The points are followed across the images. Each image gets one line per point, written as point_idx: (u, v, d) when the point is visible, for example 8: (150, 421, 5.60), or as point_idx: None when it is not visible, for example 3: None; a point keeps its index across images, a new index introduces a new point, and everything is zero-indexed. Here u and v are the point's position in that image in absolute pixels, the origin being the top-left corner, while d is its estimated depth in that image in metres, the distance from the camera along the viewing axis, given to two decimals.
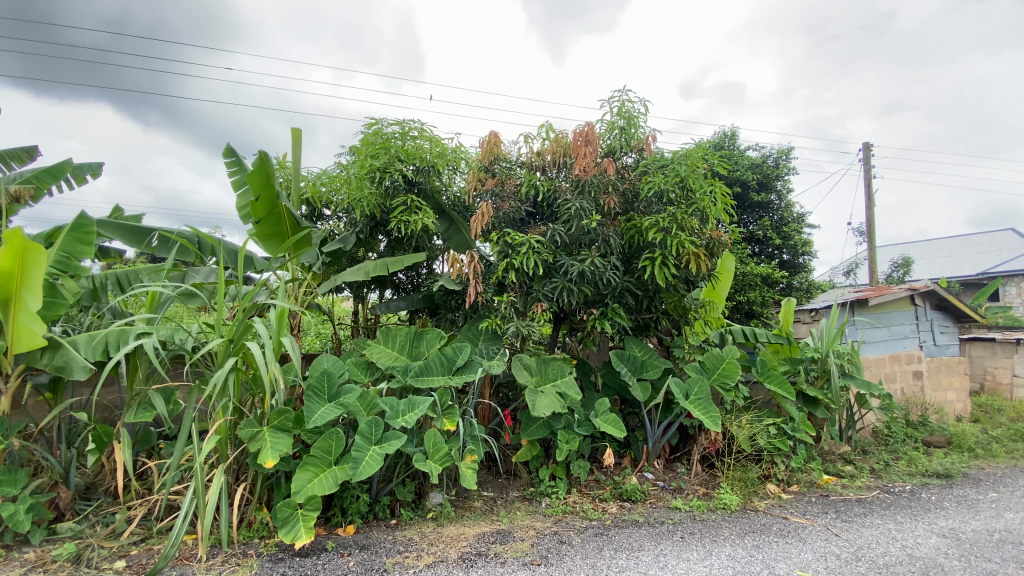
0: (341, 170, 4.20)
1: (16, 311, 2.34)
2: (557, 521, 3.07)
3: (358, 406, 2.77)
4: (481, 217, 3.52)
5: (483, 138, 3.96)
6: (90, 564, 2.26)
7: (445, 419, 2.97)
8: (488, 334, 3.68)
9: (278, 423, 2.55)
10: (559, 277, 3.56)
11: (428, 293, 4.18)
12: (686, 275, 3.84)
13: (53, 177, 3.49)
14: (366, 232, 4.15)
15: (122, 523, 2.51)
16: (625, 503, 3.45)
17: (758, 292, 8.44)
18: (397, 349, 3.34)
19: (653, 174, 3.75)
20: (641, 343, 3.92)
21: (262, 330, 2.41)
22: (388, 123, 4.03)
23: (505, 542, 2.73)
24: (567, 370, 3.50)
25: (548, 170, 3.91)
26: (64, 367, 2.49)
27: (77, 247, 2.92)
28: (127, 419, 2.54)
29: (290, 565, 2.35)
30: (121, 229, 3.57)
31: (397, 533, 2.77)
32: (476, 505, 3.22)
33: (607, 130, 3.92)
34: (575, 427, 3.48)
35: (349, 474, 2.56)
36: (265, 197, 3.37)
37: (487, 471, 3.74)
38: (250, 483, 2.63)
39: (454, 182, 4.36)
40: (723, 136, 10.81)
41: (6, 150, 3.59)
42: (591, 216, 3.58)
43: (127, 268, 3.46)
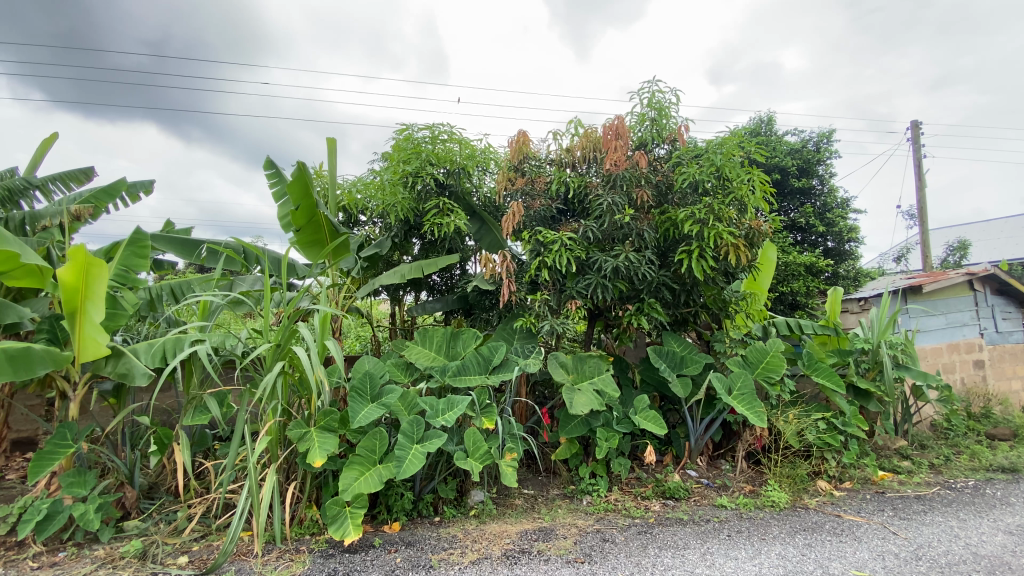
0: (375, 177, 4.31)
1: (82, 322, 2.49)
2: (599, 519, 3.05)
3: (399, 405, 2.83)
4: (512, 216, 3.53)
5: (511, 138, 3.96)
6: (156, 560, 2.39)
7: (484, 418, 2.99)
8: (522, 332, 3.66)
9: (324, 424, 2.64)
10: (593, 274, 3.54)
11: (462, 293, 4.23)
12: (725, 267, 3.75)
13: (109, 196, 3.70)
14: (401, 236, 4.24)
15: (183, 521, 2.64)
16: (668, 500, 3.39)
17: (801, 281, 8.15)
18: (434, 349, 3.38)
19: (687, 165, 3.68)
20: (680, 338, 3.84)
21: (307, 334, 2.51)
22: (418, 128, 4.08)
23: (548, 540, 2.73)
24: (605, 367, 3.45)
25: (578, 165, 3.88)
26: (127, 374, 2.61)
27: (133, 261, 3.10)
28: (184, 422, 2.67)
29: (340, 561, 2.42)
30: (174, 242, 3.76)
31: (441, 530, 2.82)
32: (518, 503, 3.24)
33: (637, 122, 3.86)
34: (614, 425, 3.44)
35: (393, 472, 2.61)
36: (304, 206, 3.49)
37: (527, 468, 3.75)
38: (300, 481, 2.72)
39: (484, 183, 4.39)
40: (760, 122, 10.49)
41: (65, 172, 3.80)
42: (624, 211, 3.52)
43: (180, 278, 3.58)
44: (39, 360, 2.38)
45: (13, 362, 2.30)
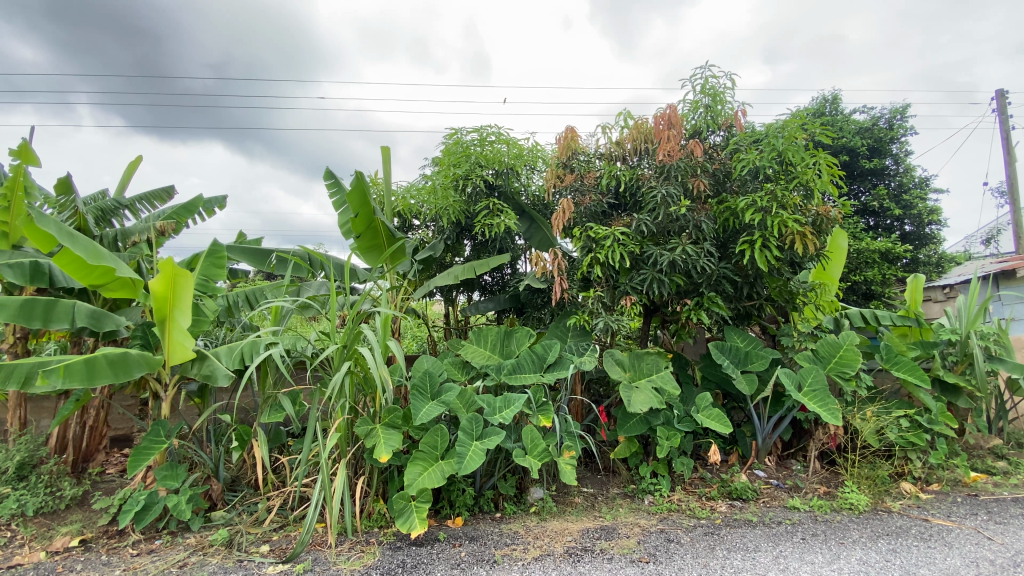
0: (427, 182, 4.42)
1: (171, 328, 2.71)
2: (662, 519, 2.98)
3: (458, 403, 2.89)
4: (562, 213, 3.50)
5: (559, 134, 3.93)
6: (241, 548, 2.57)
7: (541, 416, 2.99)
8: (576, 330, 3.67)
9: (389, 421, 2.74)
10: (649, 268, 3.44)
11: (514, 292, 4.26)
12: (791, 256, 3.57)
13: (189, 212, 4.00)
14: (453, 238, 4.34)
15: (264, 512, 2.82)
16: (735, 501, 3.26)
17: (876, 269, 7.60)
18: (489, 348, 3.43)
19: (745, 151, 3.53)
20: (742, 333, 3.69)
21: (370, 334, 2.63)
22: (467, 131, 4.15)
23: (610, 538, 2.71)
24: (663, 364, 3.36)
25: (629, 158, 3.80)
26: (210, 375, 2.82)
27: (212, 270, 3.34)
28: (262, 419, 2.86)
29: (407, 554, 2.51)
30: (247, 252, 4.02)
31: (502, 526, 2.85)
32: (577, 501, 3.22)
33: (690, 110, 3.73)
34: (675, 424, 3.34)
35: (455, 468, 2.67)
36: (362, 214, 3.62)
37: (586, 467, 3.72)
38: (367, 476, 2.84)
39: (532, 181, 4.41)
40: (824, 102, 9.89)
41: (148, 192, 4.12)
42: (679, 202, 3.41)
43: (254, 286, 3.82)
44: (135, 364, 2.60)
45: (114, 366, 2.53)
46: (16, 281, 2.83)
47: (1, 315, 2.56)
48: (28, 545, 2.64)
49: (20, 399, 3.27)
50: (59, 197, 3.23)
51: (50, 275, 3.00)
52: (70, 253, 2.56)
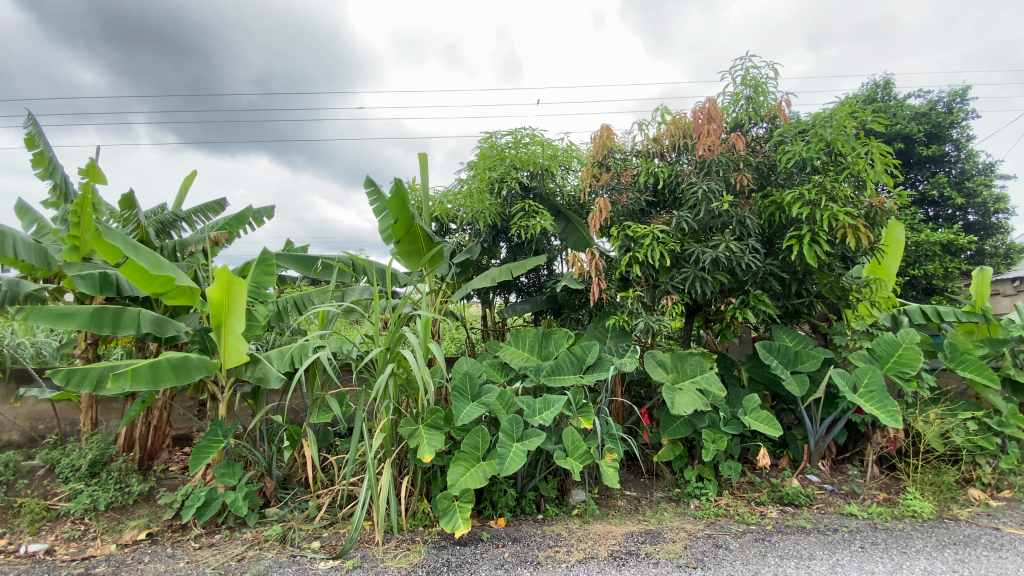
0: (463, 186, 4.48)
1: (226, 333, 2.85)
2: (709, 524, 2.90)
3: (498, 404, 2.91)
4: (599, 213, 3.47)
5: (595, 133, 3.87)
6: (295, 543, 2.68)
7: (581, 418, 2.96)
8: (616, 331, 3.60)
9: (431, 421, 2.79)
10: (690, 266, 3.36)
11: (551, 293, 4.25)
12: (843, 251, 3.41)
13: (240, 222, 4.19)
14: (489, 240, 4.41)
15: (314, 509, 2.92)
16: (787, 507, 3.14)
17: (937, 262, 7.15)
18: (527, 349, 3.43)
19: (791, 143, 3.40)
20: (791, 331, 3.56)
21: (412, 337, 2.69)
22: (501, 135, 4.18)
23: (656, 542, 2.66)
24: (707, 365, 3.26)
25: (667, 154, 3.72)
26: (263, 378, 2.95)
27: (263, 278, 3.49)
28: (312, 419, 2.98)
29: (452, 553, 2.54)
30: (295, 259, 4.17)
31: (545, 528, 2.85)
32: (620, 504, 3.18)
33: (731, 102, 3.63)
34: (721, 426, 3.24)
35: (497, 469, 2.68)
36: (402, 220, 3.69)
37: (628, 470, 3.67)
38: (411, 476, 2.90)
39: (568, 181, 4.39)
40: (875, 88, 9.40)
41: (203, 204, 4.34)
42: (721, 198, 3.31)
43: (301, 292, 3.91)
44: (195, 367, 2.76)
45: (176, 369, 2.69)
46: (87, 291, 3.05)
47: (75, 323, 2.77)
48: (102, 537, 2.83)
49: (92, 400, 3.50)
50: (125, 212, 3.39)
51: (117, 285, 3.21)
52: (134, 264, 2.73)
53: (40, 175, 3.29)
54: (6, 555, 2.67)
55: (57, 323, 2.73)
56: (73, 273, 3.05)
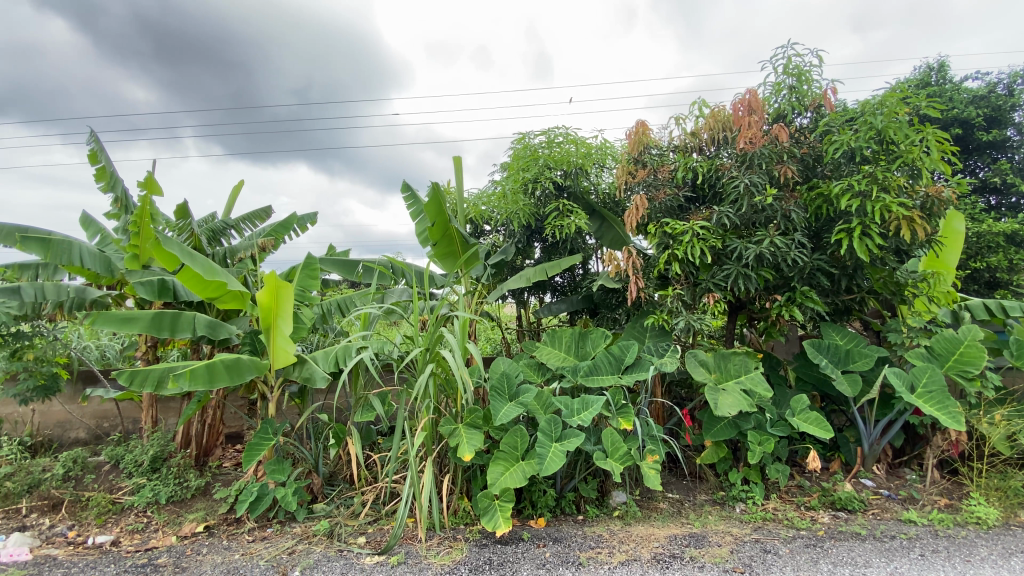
0: (497, 187, 4.51)
1: (275, 335, 2.96)
2: (756, 528, 2.82)
3: (535, 404, 2.91)
4: (636, 210, 3.43)
5: (630, 129, 3.82)
6: (342, 538, 2.76)
7: (621, 418, 2.93)
8: (655, 330, 3.54)
9: (470, 421, 2.82)
10: (732, 263, 3.27)
11: (587, 293, 4.22)
12: (896, 244, 3.26)
13: (285, 229, 4.35)
14: (523, 241, 4.42)
15: (359, 505, 3.00)
16: (839, 512, 3.02)
17: (1002, 255, 6.70)
18: (564, 350, 3.41)
19: (838, 132, 3.27)
20: (842, 329, 3.42)
21: (451, 338, 2.72)
22: (535, 135, 4.19)
23: (700, 546, 2.60)
24: (753, 365, 3.16)
25: (705, 148, 3.64)
26: (310, 378, 3.05)
27: (308, 282, 3.61)
28: (356, 418, 3.07)
29: (494, 552, 2.56)
30: (337, 263, 4.30)
31: (586, 529, 2.83)
32: (662, 507, 3.13)
33: (772, 93, 3.52)
34: (768, 428, 3.13)
35: (537, 469, 2.69)
36: (439, 223, 3.74)
37: (670, 472, 3.61)
38: (452, 475, 2.94)
39: (602, 179, 4.34)
40: (929, 71, 8.88)
41: (250, 212, 4.53)
42: (764, 191, 3.21)
43: (343, 295, 4.01)
44: (247, 367, 2.88)
45: (229, 370, 2.81)
46: (147, 297, 3.23)
47: (137, 327, 2.93)
48: (163, 529, 3.00)
49: (153, 400, 3.71)
50: (179, 221, 3.58)
51: (174, 290, 3.39)
52: (190, 271, 2.88)
53: (102, 188, 3.51)
54: (77, 545, 2.86)
55: (121, 328, 2.89)
56: (134, 279, 3.23)
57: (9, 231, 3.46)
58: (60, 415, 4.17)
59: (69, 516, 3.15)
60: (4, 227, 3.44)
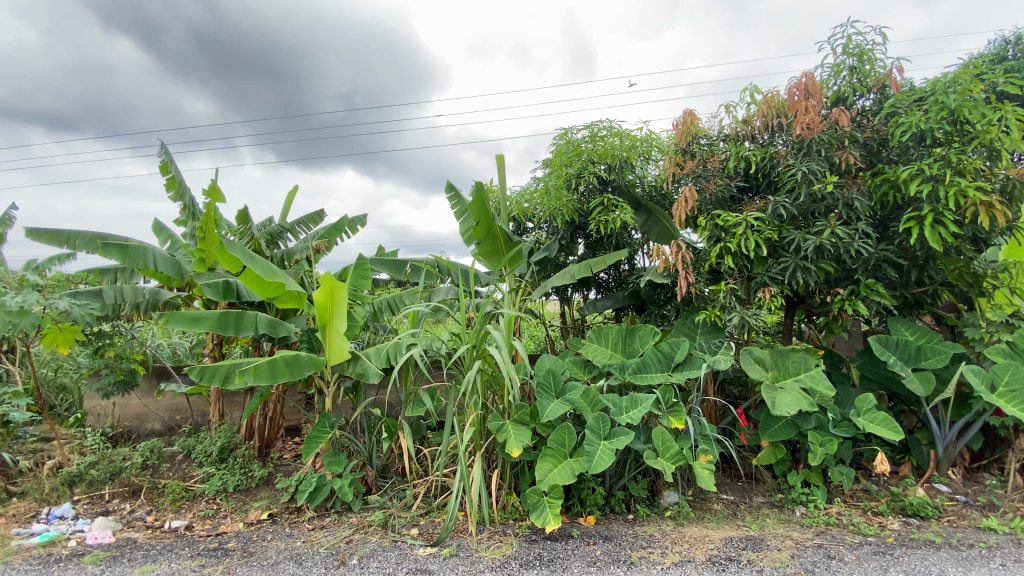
0: (540, 184, 4.49)
1: (331, 333, 3.09)
2: (819, 533, 2.69)
3: (583, 402, 2.90)
4: (684, 203, 3.34)
5: (677, 120, 3.71)
6: (396, 529, 2.84)
7: (672, 418, 2.86)
8: (706, 327, 3.42)
9: (517, 417, 2.84)
10: (790, 255, 3.14)
11: (634, 288, 4.13)
12: (973, 231, 3.02)
13: (336, 231, 4.50)
14: (567, 237, 4.39)
15: (411, 498, 3.08)
16: (910, 519, 2.83)
17: None
18: (611, 347, 3.36)
19: (906, 113, 3.06)
20: (911, 324, 3.20)
21: (498, 335, 2.75)
22: (577, 130, 4.14)
23: (758, 550, 2.51)
24: (813, 363, 3.01)
25: (758, 136, 3.49)
26: (363, 373, 3.14)
27: (359, 281, 3.74)
28: (407, 413, 3.16)
29: (544, 548, 2.56)
30: (386, 263, 4.42)
31: (637, 528, 2.79)
32: (717, 508, 3.03)
33: (831, 75, 3.33)
34: (830, 428, 2.98)
35: (585, 467, 2.67)
36: (483, 222, 3.77)
37: (724, 472, 3.50)
38: (501, 470, 2.96)
39: (648, 172, 4.24)
40: (1006, 44, 8.18)
41: (304, 216, 4.72)
42: (824, 179, 3.06)
43: (392, 294, 4.12)
44: (306, 364, 3.02)
45: (289, 367, 2.95)
46: (214, 298, 3.44)
47: (205, 326, 3.12)
48: (231, 516, 3.19)
49: (218, 394, 3.93)
50: (240, 226, 3.78)
51: (238, 291, 3.59)
52: (252, 273, 3.04)
53: (172, 197, 3.76)
54: (155, 529, 3.08)
55: (191, 327, 3.09)
56: (201, 281, 3.45)
57: (91, 238, 3.76)
58: (138, 408, 4.50)
59: (147, 502, 3.39)
60: (86, 235, 3.75)
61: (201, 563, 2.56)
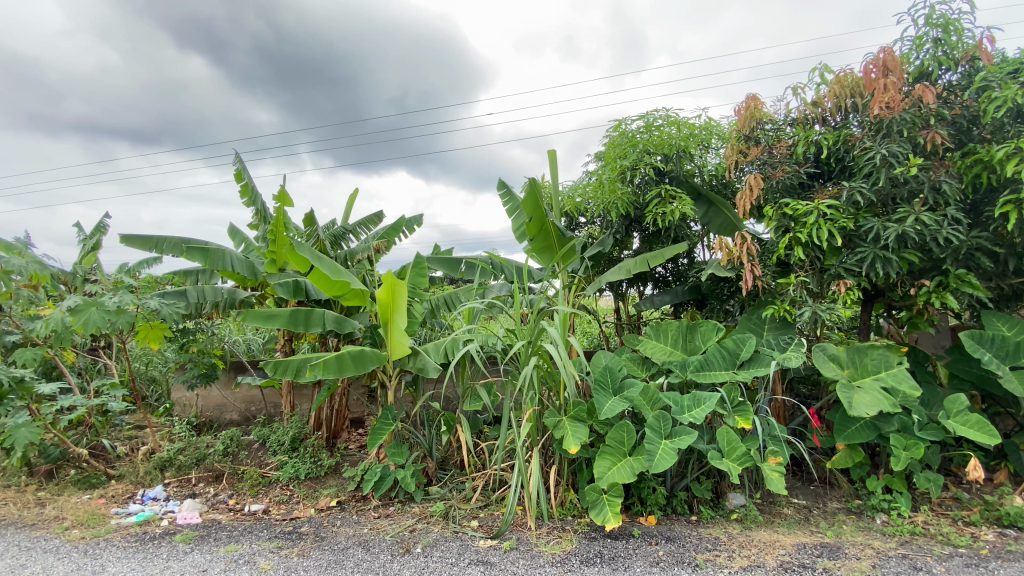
0: (593, 178, 4.43)
1: (392, 329, 3.19)
2: (903, 543, 2.50)
3: (641, 400, 2.84)
4: (749, 191, 3.20)
5: (739, 105, 3.54)
6: (456, 520, 2.91)
7: (738, 417, 2.75)
8: (775, 322, 3.23)
9: (574, 414, 2.82)
10: (867, 245, 2.93)
11: (695, 283, 3.99)
12: None
13: (395, 231, 4.65)
14: (622, 231, 4.30)
15: (470, 491, 3.14)
16: (1008, 531, 2.58)
17: None
18: (670, 343, 3.24)
19: (1001, 87, 2.78)
20: (1008, 318, 2.91)
21: (554, 332, 2.75)
22: (632, 120, 4.05)
23: (835, 558, 2.37)
24: (895, 360, 2.79)
25: (829, 118, 3.27)
26: (423, 368, 3.23)
27: (417, 279, 3.85)
28: (465, 407, 3.23)
29: (604, 546, 2.54)
30: (442, 261, 4.52)
31: (701, 530, 2.70)
32: (787, 513, 2.89)
33: (912, 49, 3.07)
34: (915, 431, 2.76)
35: (646, 466, 2.62)
36: (536, 218, 3.76)
37: (794, 476, 3.33)
38: (558, 466, 2.96)
39: (708, 160, 4.08)
40: None
41: (365, 217, 4.91)
42: (907, 161, 2.83)
43: (448, 291, 4.20)
44: (370, 359, 3.14)
45: (355, 361, 3.08)
46: (285, 296, 3.65)
47: (278, 323, 3.31)
48: (303, 502, 3.37)
49: (289, 387, 4.17)
50: (307, 228, 3.99)
51: (307, 290, 3.79)
52: (320, 272, 3.21)
53: (246, 203, 4.02)
54: (236, 512, 3.31)
55: (265, 324, 3.29)
56: (274, 281, 3.66)
57: (176, 243, 4.07)
58: (218, 399, 4.85)
59: (229, 486, 3.65)
60: (171, 240, 4.06)
61: (279, 545, 2.74)
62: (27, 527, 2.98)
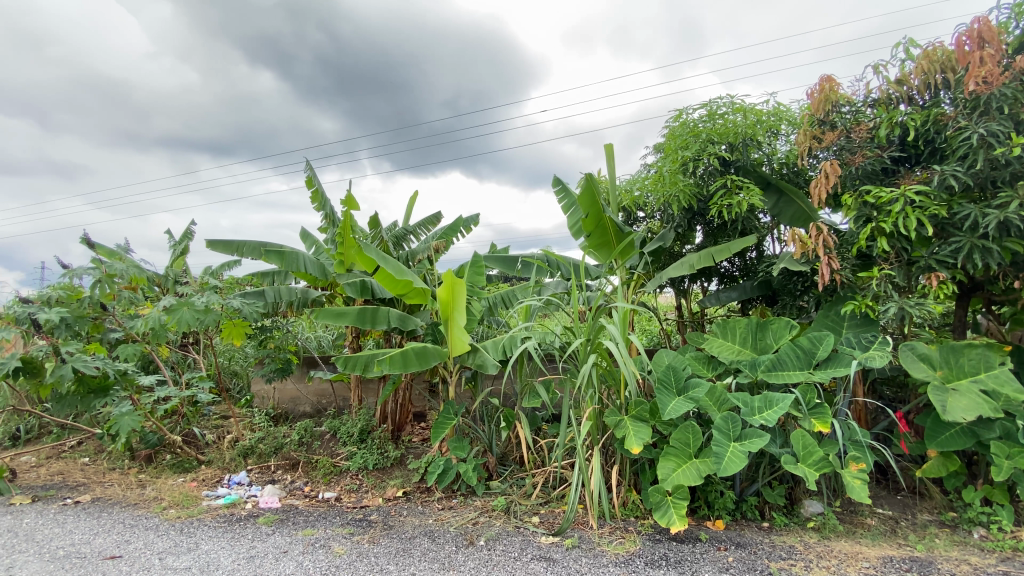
0: (652, 170, 4.31)
1: (452, 327, 3.26)
2: (1006, 560, 2.27)
3: (708, 400, 2.74)
4: (825, 179, 3.00)
5: (811, 88, 3.33)
6: (518, 516, 2.94)
7: (814, 420, 2.61)
8: (856, 319, 3.02)
9: (636, 413, 2.76)
10: (963, 234, 2.67)
11: (765, 278, 3.78)
12: None
13: (452, 231, 4.75)
14: (684, 224, 4.12)
15: (531, 487, 3.16)
16: None
17: None
18: (738, 341, 3.09)
19: None
20: None
21: (614, 330, 2.70)
22: (693, 109, 3.91)
23: (927, 573, 2.19)
24: (998, 360, 2.52)
25: (916, 97, 3.01)
26: (482, 365, 3.29)
27: (474, 277, 3.94)
28: (524, 404, 3.27)
29: (669, 548, 2.48)
30: (499, 259, 4.57)
31: (773, 537, 2.58)
32: (871, 524, 2.69)
33: (1012, 17, 2.76)
34: (1021, 438, 2.50)
35: (713, 468, 2.53)
36: (593, 214, 3.72)
37: (877, 484, 3.10)
38: (620, 466, 2.92)
39: (778, 148, 3.86)
40: None
41: (425, 217, 5.06)
42: (1008, 141, 2.55)
43: (505, 289, 4.24)
44: (432, 355, 3.24)
45: (418, 357, 3.19)
46: (353, 295, 3.84)
47: (346, 321, 3.48)
48: (372, 491, 3.54)
49: (357, 381, 4.37)
50: (371, 230, 4.16)
51: (372, 289, 3.95)
52: (385, 271, 3.36)
53: (316, 208, 4.25)
54: (311, 498, 3.53)
55: (335, 322, 3.46)
56: (343, 281, 3.85)
57: (254, 246, 4.38)
58: (292, 392, 5.16)
59: (303, 474, 3.89)
60: (251, 243, 4.37)
61: (350, 531, 2.88)
62: (131, 506, 3.32)
